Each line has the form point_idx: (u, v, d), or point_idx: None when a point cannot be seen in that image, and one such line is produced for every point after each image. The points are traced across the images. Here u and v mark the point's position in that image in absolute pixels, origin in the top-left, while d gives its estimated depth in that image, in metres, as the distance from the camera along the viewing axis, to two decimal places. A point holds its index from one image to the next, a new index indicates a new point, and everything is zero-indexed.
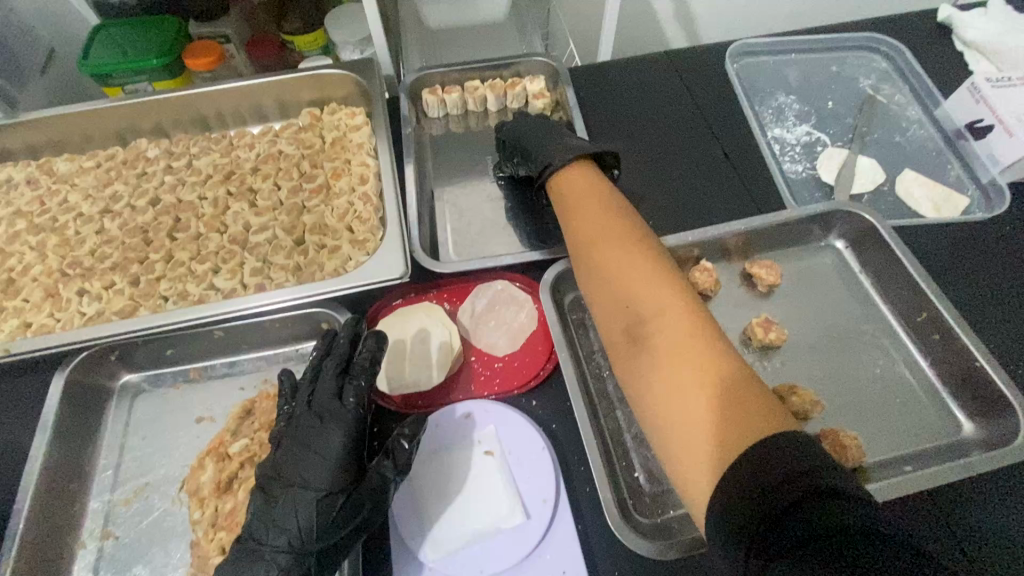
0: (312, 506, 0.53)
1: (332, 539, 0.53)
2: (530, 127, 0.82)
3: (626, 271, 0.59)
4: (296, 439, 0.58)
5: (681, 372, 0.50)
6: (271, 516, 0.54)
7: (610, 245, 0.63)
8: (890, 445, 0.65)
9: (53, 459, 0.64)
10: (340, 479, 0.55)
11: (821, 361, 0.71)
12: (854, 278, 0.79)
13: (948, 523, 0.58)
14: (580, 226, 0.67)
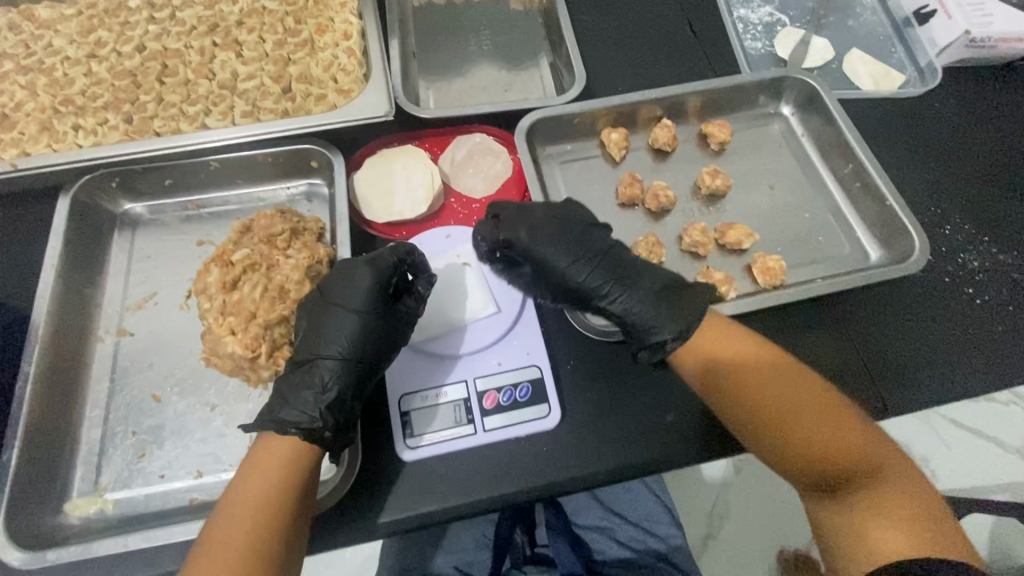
0: (354, 328, 0.62)
1: (374, 353, 0.62)
2: (587, 273, 0.67)
3: (813, 428, 0.55)
4: (336, 279, 0.65)
5: (890, 521, 0.50)
6: (319, 336, 0.63)
7: (786, 411, 0.56)
8: (807, 273, 0.77)
9: (65, 266, 0.70)
10: (375, 307, 0.64)
11: (758, 209, 0.81)
12: (797, 141, 0.88)
13: (836, 320, 0.74)
14: (726, 370, 0.59)
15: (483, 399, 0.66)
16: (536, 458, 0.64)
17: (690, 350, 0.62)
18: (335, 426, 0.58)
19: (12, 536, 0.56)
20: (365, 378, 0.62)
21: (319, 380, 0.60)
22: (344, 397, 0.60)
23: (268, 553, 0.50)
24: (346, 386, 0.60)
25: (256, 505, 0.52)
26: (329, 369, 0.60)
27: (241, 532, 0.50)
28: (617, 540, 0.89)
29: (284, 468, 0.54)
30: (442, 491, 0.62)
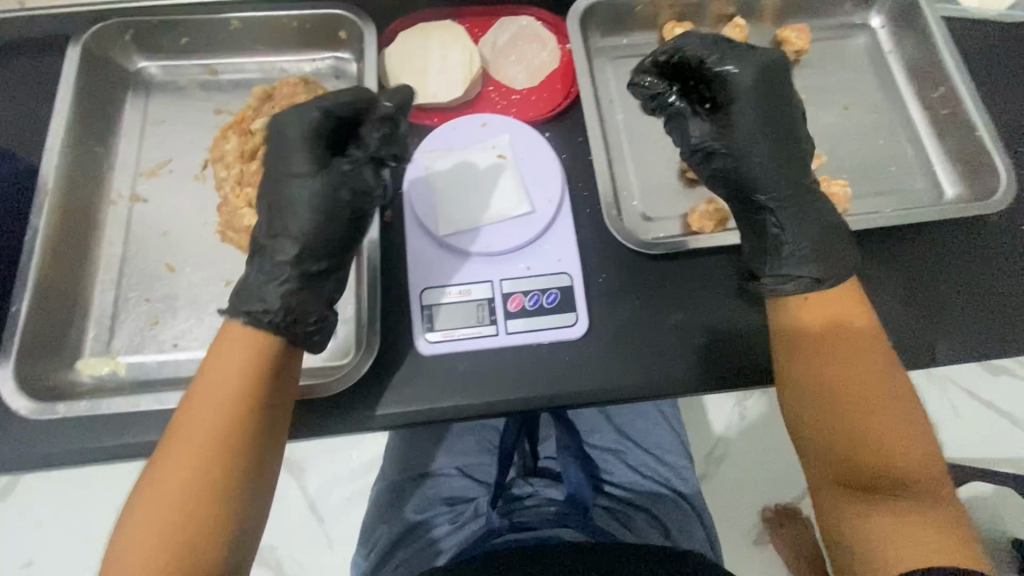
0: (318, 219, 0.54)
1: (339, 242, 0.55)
2: (774, 188, 0.57)
3: (868, 408, 0.51)
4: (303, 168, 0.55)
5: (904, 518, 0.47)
6: (281, 229, 0.54)
7: (852, 385, 0.51)
8: (873, 205, 0.70)
9: (76, 119, 0.65)
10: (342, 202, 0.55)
11: (827, 129, 0.73)
12: (882, 58, 0.78)
13: (894, 253, 0.68)
14: (821, 337, 0.54)
15: (509, 301, 0.62)
16: (557, 364, 0.61)
17: (809, 313, 0.55)
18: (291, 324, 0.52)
19: (24, 385, 0.55)
20: (337, 253, 0.55)
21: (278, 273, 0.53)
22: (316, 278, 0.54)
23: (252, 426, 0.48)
24: (302, 267, 0.54)
25: (234, 379, 0.48)
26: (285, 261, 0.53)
27: (221, 406, 0.47)
28: (626, 464, 0.88)
29: (258, 343, 0.50)
30: (457, 388, 0.60)
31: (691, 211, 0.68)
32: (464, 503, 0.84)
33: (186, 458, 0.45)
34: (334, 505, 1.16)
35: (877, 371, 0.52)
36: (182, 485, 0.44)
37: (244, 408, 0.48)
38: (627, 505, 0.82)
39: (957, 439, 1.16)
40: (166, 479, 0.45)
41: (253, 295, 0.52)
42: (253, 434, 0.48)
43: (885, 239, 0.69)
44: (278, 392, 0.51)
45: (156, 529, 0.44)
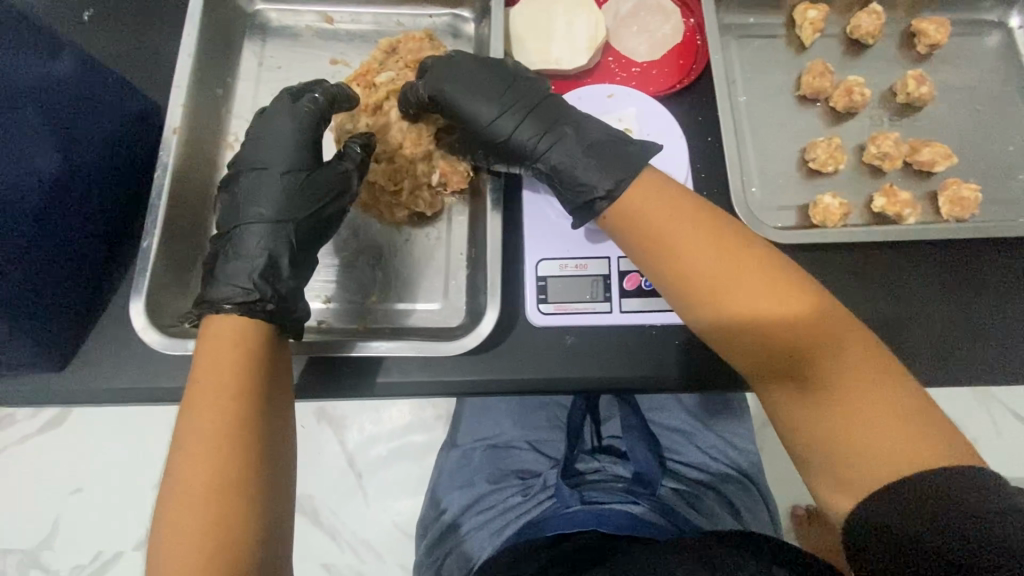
0: (283, 194, 0.54)
1: (314, 219, 0.55)
2: (547, 143, 0.56)
3: (755, 311, 0.46)
4: (264, 150, 0.56)
5: (862, 412, 0.43)
6: (247, 205, 0.54)
7: (730, 292, 0.47)
8: (997, 214, 0.68)
9: (201, 59, 0.65)
10: (313, 177, 0.56)
11: (954, 130, 0.71)
12: (1018, 59, 0.74)
13: (1011, 265, 0.66)
14: (675, 266, 0.49)
15: (624, 279, 0.62)
16: (666, 347, 0.61)
17: (638, 223, 0.51)
18: (278, 296, 0.51)
19: (153, 321, 0.56)
20: (299, 246, 0.54)
21: (247, 248, 0.52)
22: (279, 267, 0.52)
23: (262, 415, 0.46)
24: (267, 245, 0.52)
25: (229, 378, 0.46)
26: (251, 250, 0.52)
27: (226, 403, 0.45)
28: (696, 446, 0.90)
29: (248, 338, 0.48)
30: (565, 360, 0.61)
31: (813, 204, 0.66)
32: (535, 476, 0.88)
33: (206, 467, 0.43)
34: (371, 461, 1.18)
35: (761, 280, 0.46)
36: (212, 498, 0.42)
37: (242, 384, 0.46)
38: (698, 485, 0.85)
39: (1006, 458, 1.15)
40: (189, 495, 0.42)
41: (229, 276, 0.51)
42: (264, 425, 0.46)
43: (1005, 248, 0.67)
44: (278, 376, 0.49)
45: (197, 547, 0.41)
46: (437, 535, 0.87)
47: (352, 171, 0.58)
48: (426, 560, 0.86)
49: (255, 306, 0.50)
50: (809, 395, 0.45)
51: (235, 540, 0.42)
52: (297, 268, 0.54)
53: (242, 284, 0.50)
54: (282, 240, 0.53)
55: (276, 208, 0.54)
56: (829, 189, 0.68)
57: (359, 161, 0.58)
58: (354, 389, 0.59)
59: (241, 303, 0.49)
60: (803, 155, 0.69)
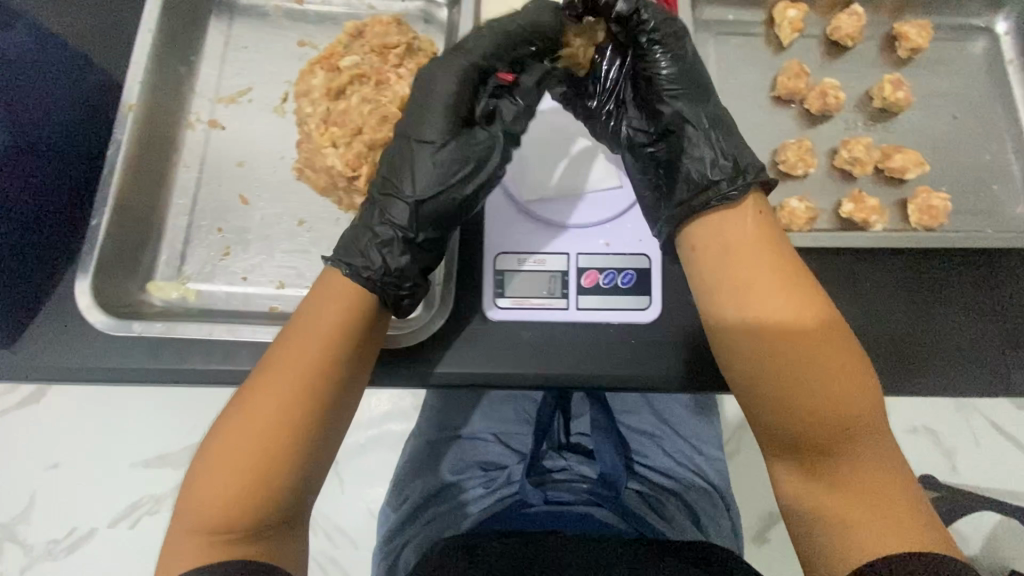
0: (430, 169, 0.52)
1: (454, 202, 0.53)
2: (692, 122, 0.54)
3: (814, 353, 0.46)
4: (424, 106, 0.53)
5: (874, 484, 0.44)
6: (399, 169, 0.53)
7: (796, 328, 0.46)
8: (968, 224, 0.67)
9: (162, 36, 0.63)
10: (460, 151, 0.53)
11: (930, 137, 0.69)
12: (1002, 67, 0.73)
13: (979, 277, 0.65)
14: (743, 287, 0.48)
15: (583, 276, 0.61)
16: (622, 347, 0.60)
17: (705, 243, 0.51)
18: (386, 268, 0.51)
19: (99, 302, 0.55)
20: (436, 229, 0.54)
21: (389, 226, 0.52)
22: (426, 251, 0.54)
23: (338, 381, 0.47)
24: (405, 224, 0.52)
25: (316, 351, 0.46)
26: (394, 223, 0.52)
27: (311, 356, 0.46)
28: (663, 450, 0.90)
29: (353, 297, 0.49)
30: (519, 357, 0.59)
31: (780, 206, 0.65)
32: (498, 469, 0.88)
33: (272, 407, 0.44)
34: (348, 448, 1.18)
35: (816, 338, 0.46)
36: (268, 437, 0.43)
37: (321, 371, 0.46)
38: (660, 489, 0.85)
39: (980, 469, 1.14)
40: (227, 459, 0.43)
41: (365, 253, 0.51)
42: (335, 388, 0.47)
43: (973, 259, 0.66)
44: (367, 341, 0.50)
45: (240, 475, 0.42)
46: (399, 521, 0.86)
47: (500, 140, 0.54)
48: (385, 546, 0.85)
49: (394, 285, 0.51)
50: (823, 451, 0.46)
51: (272, 481, 0.43)
52: (437, 249, 0.54)
53: (388, 265, 0.51)
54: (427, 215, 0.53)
55: (432, 179, 0.52)
56: (798, 193, 0.67)
57: (513, 127, 0.56)
58: None
59: (381, 279, 0.50)
60: (774, 157, 0.67)
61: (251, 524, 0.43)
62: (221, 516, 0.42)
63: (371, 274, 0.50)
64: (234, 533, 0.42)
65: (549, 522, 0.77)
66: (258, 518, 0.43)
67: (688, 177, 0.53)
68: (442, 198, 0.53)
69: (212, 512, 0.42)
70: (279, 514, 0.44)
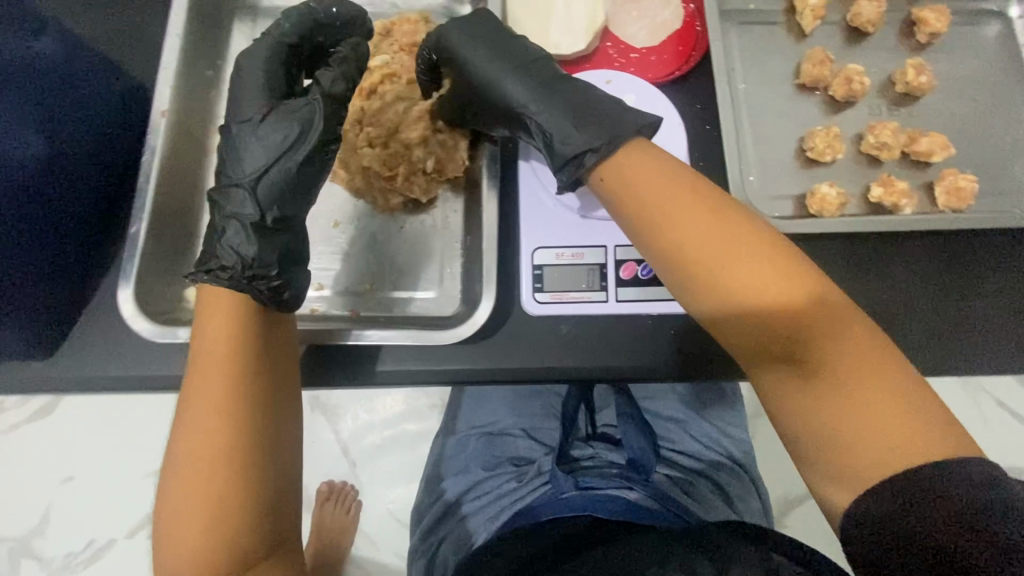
0: (252, 141, 0.52)
1: (262, 163, 0.52)
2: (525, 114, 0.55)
3: (746, 284, 0.43)
4: (247, 81, 0.54)
5: (856, 408, 0.40)
6: (232, 146, 0.53)
7: (727, 264, 0.44)
8: (992, 205, 0.68)
9: (189, 41, 0.63)
10: (271, 120, 0.53)
11: (952, 120, 0.70)
12: (1018, 50, 0.74)
13: (1005, 250, 0.67)
14: (678, 243, 0.46)
15: (621, 268, 0.61)
16: (661, 337, 0.61)
17: (630, 186, 0.49)
18: (243, 260, 0.49)
19: (142, 309, 0.55)
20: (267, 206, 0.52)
21: (239, 209, 0.51)
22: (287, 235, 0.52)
23: (255, 398, 0.45)
24: (248, 202, 0.51)
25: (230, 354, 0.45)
26: (235, 214, 0.51)
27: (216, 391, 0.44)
28: (690, 435, 0.90)
29: (240, 318, 0.47)
30: (561, 349, 0.60)
31: (811, 193, 0.66)
32: (528, 463, 0.88)
33: (205, 412, 0.44)
34: (365, 451, 1.18)
35: (817, 308, 0.43)
36: (202, 475, 0.43)
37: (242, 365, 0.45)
38: (691, 473, 0.86)
39: (995, 448, 1.15)
40: (184, 487, 0.43)
41: (221, 251, 0.49)
42: (248, 412, 0.45)
43: (1000, 237, 0.67)
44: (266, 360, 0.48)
45: (193, 521, 0.42)
46: (432, 521, 0.88)
47: (317, 102, 0.54)
48: (420, 546, 0.87)
49: (260, 277, 0.49)
50: (805, 386, 0.42)
51: (233, 494, 0.42)
52: (290, 229, 0.53)
53: (246, 254, 0.49)
54: (273, 195, 0.52)
55: (260, 155, 0.52)
56: (827, 179, 0.67)
57: (333, 95, 0.55)
58: (349, 378, 0.59)
59: (250, 278, 0.48)
60: (801, 144, 0.68)
61: (232, 535, 0.42)
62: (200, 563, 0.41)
63: (230, 272, 0.47)
64: (219, 574, 0.41)
65: (587, 505, 0.74)
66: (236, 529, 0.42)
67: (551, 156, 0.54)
68: (276, 171, 0.52)
69: (188, 548, 0.42)
70: (254, 524, 0.43)
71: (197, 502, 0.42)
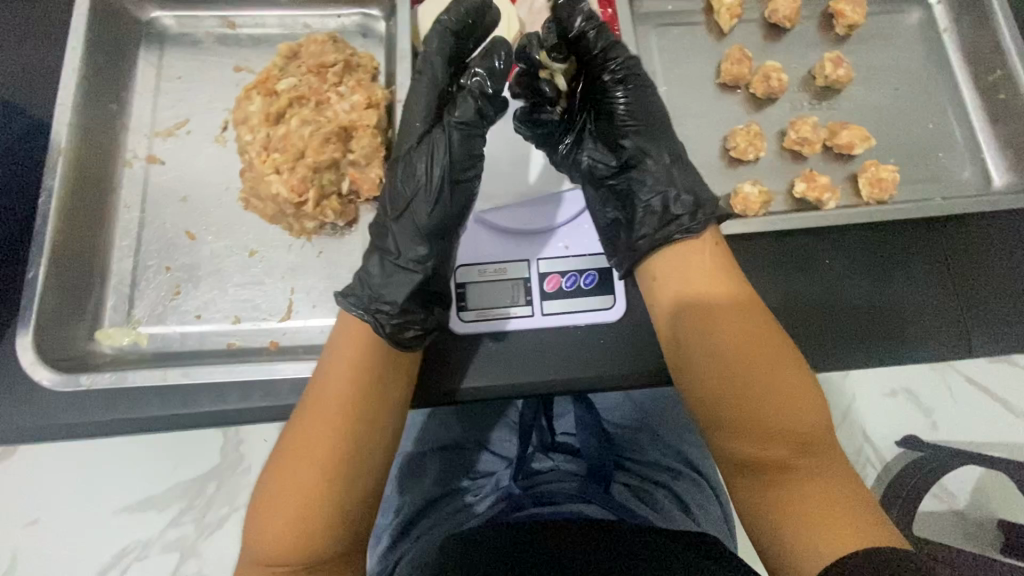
0: (425, 179, 0.54)
1: (410, 198, 0.54)
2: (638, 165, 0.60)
3: (769, 375, 0.53)
4: (416, 110, 0.56)
5: (822, 505, 0.48)
6: (395, 175, 0.55)
7: (756, 355, 0.53)
8: (917, 192, 0.68)
9: (88, 74, 0.61)
10: (438, 154, 0.54)
11: (875, 111, 0.70)
12: (937, 36, 0.74)
13: (932, 236, 0.67)
14: (713, 329, 0.54)
15: (545, 281, 0.61)
16: (591, 348, 0.59)
17: (672, 276, 0.57)
18: (393, 311, 0.52)
19: (44, 357, 0.53)
20: (417, 253, 0.54)
21: (394, 245, 0.54)
22: (421, 280, 0.53)
23: (359, 433, 0.51)
24: (417, 255, 0.54)
25: (347, 387, 0.52)
26: (403, 251, 0.54)
27: (343, 411, 0.51)
28: (645, 441, 0.89)
29: (370, 348, 0.53)
30: (489, 368, 0.58)
31: (734, 193, 0.65)
32: (485, 477, 0.86)
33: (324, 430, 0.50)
34: None
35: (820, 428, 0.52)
36: (300, 487, 0.49)
37: (354, 404, 0.51)
38: (647, 480, 0.85)
39: None
40: (285, 486, 0.50)
41: (378, 284, 0.53)
42: (362, 434, 0.51)
43: (925, 224, 0.67)
44: (392, 399, 0.53)
45: (287, 511, 0.49)
46: (385, 542, 0.81)
47: (443, 139, 0.53)
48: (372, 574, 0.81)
49: (382, 313, 0.52)
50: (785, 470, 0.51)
51: (314, 513, 0.49)
52: (428, 270, 0.54)
53: (385, 297, 0.53)
54: (425, 238, 0.54)
55: (416, 188, 0.54)
56: (751, 177, 0.67)
57: (461, 126, 0.54)
58: (265, 413, 0.56)
59: (376, 315, 0.52)
60: (724, 143, 0.68)
61: (301, 549, 0.48)
62: (278, 552, 0.48)
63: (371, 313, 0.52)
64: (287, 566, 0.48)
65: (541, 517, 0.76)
66: (305, 544, 0.48)
67: (651, 209, 0.58)
68: (420, 206, 0.54)
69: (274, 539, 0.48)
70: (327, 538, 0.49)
71: (289, 506, 0.49)
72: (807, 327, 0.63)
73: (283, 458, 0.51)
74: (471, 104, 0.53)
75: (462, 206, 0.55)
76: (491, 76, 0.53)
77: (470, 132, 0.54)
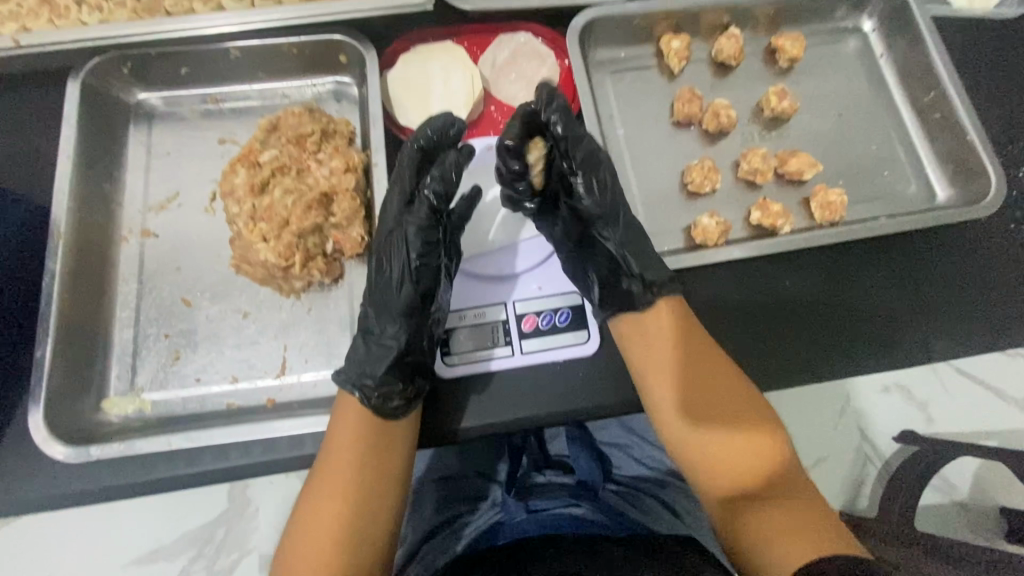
0: (399, 266, 0.61)
1: (392, 284, 0.61)
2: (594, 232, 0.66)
3: (726, 420, 0.58)
4: (390, 204, 0.63)
5: (788, 527, 0.53)
6: (377, 263, 0.63)
7: (715, 403, 0.59)
8: (866, 211, 0.73)
9: (82, 160, 0.65)
10: (408, 243, 0.61)
11: (821, 136, 0.75)
12: (875, 62, 0.80)
13: (886, 253, 0.71)
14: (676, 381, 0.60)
15: (522, 322, 0.64)
16: (571, 382, 0.62)
17: (637, 336, 0.62)
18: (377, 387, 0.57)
19: (54, 432, 0.56)
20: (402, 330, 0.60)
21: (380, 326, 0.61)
22: (394, 355, 0.58)
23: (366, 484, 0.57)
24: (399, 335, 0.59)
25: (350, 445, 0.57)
26: (387, 331, 0.60)
27: (346, 470, 0.56)
28: (634, 458, 0.92)
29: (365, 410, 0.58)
30: (476, 410, 0.61)
31: (694, 225, 0.70)
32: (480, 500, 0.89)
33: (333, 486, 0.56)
34: None
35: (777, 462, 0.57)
36: (320, 537, 0.55)
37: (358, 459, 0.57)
38: (636, 489, 0.88)
39: None
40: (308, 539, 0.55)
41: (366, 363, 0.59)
42: (369, 485, 0.57)
43: (880, 242, 0.71)
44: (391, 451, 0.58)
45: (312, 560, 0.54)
46: None
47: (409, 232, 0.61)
48: None
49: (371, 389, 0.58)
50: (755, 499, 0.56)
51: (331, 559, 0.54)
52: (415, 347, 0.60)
53: (369, 372, 0.58)
54: (398, 317, 0.60)
55: (394, 275, 0.62)
56: (710, 209, 0.71)
57: (423, 220, 0.61)
58: (264, 469, 0.59)
59: (363, 389, 0.58)
60: (682, 178, 0.72)
61: None
62: None
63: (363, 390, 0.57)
64: None
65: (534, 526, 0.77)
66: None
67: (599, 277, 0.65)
68: (399, 290, 0.61)
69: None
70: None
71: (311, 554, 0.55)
72: (776, 350, 0.66)
73: (305, 513, 0.57)
74: (425, 205, 0.61)
75: (434, 281, 0.62)
76: (437, 181, 0.61)
77: (427, 225, 0.61)
